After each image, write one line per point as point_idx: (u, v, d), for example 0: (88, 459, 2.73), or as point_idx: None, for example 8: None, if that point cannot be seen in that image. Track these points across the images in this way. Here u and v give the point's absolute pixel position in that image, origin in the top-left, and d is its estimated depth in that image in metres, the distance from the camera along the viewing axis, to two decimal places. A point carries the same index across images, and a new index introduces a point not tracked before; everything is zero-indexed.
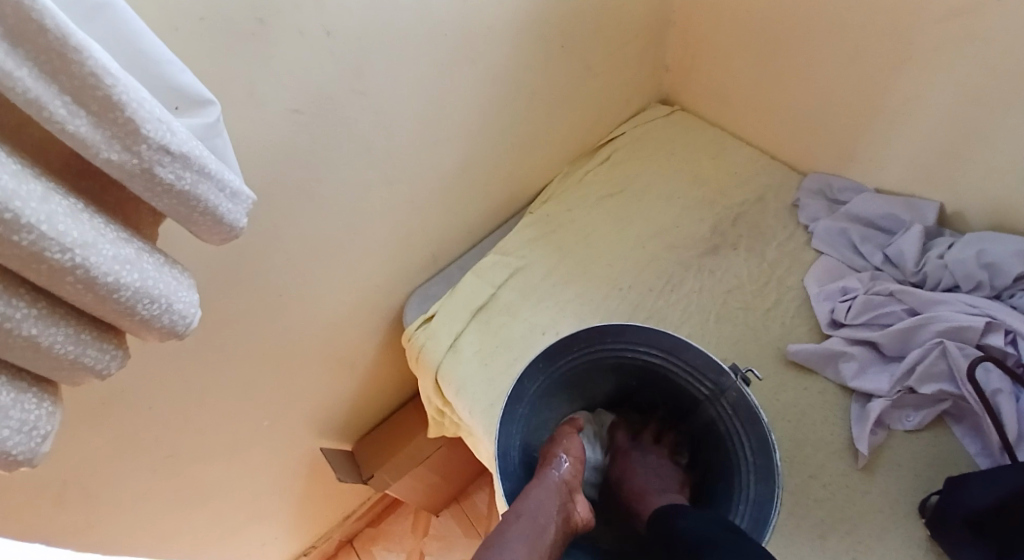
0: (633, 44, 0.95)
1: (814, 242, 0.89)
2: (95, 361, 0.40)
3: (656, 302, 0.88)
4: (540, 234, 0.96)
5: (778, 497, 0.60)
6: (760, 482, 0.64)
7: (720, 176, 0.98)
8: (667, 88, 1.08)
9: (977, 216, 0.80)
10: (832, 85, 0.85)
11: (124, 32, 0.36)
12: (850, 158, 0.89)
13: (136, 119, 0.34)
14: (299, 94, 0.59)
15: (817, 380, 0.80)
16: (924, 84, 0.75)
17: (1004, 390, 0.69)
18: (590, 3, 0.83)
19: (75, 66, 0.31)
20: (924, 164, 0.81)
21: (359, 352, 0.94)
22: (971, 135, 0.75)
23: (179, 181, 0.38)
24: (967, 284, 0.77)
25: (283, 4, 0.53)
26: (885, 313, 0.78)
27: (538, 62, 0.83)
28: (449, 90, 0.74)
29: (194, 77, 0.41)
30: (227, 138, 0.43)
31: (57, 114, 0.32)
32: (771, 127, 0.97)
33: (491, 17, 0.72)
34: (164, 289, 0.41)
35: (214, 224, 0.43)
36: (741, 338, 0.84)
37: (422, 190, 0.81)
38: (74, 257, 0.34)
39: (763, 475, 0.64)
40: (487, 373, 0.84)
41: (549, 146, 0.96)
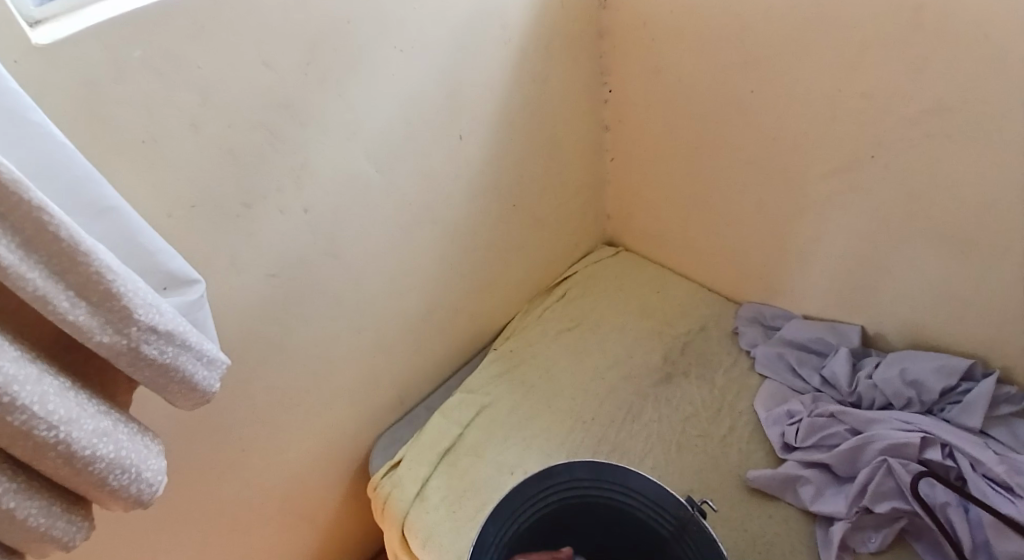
0: (576, 198, 1.08)
1: (757, 366, 0.95)
2: (62, 533, 0.40)
3: (619, 433, 0.91)
4: (503, 371, 1.00)
5: None
6: None
7: (665, 309, 1.07)
8: (610, 232, 1.20)
9: (895, 336, 0.89)
10: (749, 228, 0.97)
11: (126, 231, 0.42)
12: (776, 289, 1.00)
13: (131, 305, 0.38)
14: (277, 260, 0.65)
15: (780, 505, 0.81)
16: (825, 227, 0.88)
17: (951, 502, 0.72)
18: (536, 168, 0.95)
19: (83, 266, 0.35)
20: (840, 293, 0.92)
21: (323, 505, 0.91)
22: (873, 268, 0.86)
23: (162, 355, 0.41)
24: (899, 402, 0.83)
25: (267, 190, 0.60)
26: (830, 435, 0.83)
27: (493, 219, 0.93)
28: (414, 248, 0.81)
29: (182, 261, 0.46)
30: (209, 311, 0.48)
31: (60, 307, 0.35)
32: (705, 264, 1.08)
33: (450, 186, 0.82)
34: (134, 458, 0.42)
35: (189, 391, 0.45)
36: (703, 465, 0.86)
37: (387, 336, 0.86)
38: (58, 433, 0.36)
39: None
40: (455, 520, 0.83)
41: (506, 288, 1.04)
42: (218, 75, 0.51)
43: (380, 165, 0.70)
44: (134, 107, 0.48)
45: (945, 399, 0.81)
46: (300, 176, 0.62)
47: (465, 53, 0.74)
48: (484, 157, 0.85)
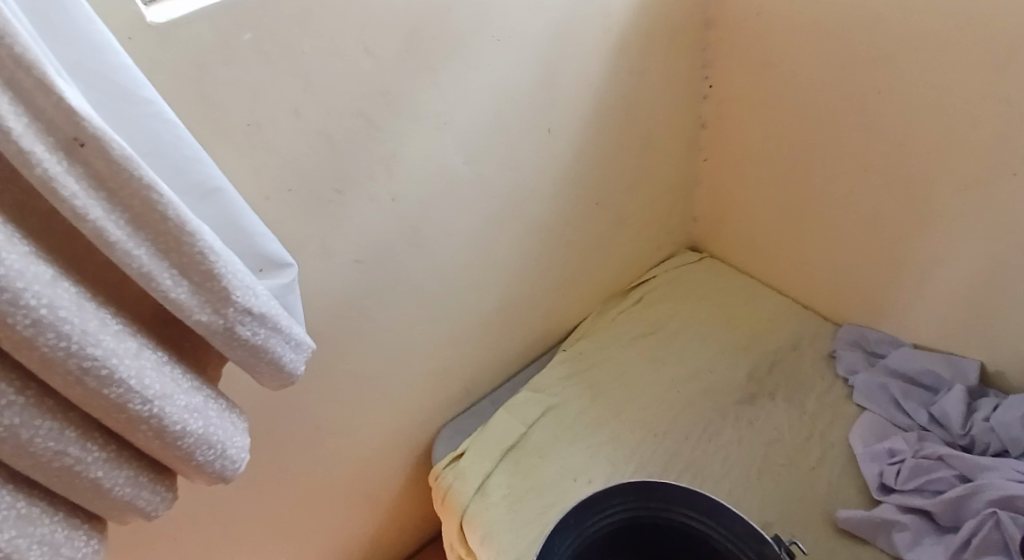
0: (662, 199, 1.03)
1: (854, 396, 0.87)
2: (146, 502, 0.41)
3: (693, 451, 0.86)
4: (573, 373, 0.97)
5: None
6: None
7: (751, 323, 1.00)
8: (695, 236, 1.14)
9: (1023, 378, 0.79)
10: (856, 244, 0.88)
11: (229, 212, 0.42)
12: (882, 312, 0.91)
13: (229, 286, 0.39)
14: (362, 247, 0.65)
15: (871, 550, 0.74)
16: (948, 249, 0.78)
17: None
18: (624, 166, 0.91)
19: (187, 246, 0.36)
20: (959, 324, 0.82)
21: (386, 487, 0.93)
22: (1005, 299, 0.76)
23: (254, 336, 0.41)
24: (1017, 449, 0.74)
25: (359, 177, 0.60)
26: (935, 479, 0.74)
27: (576, 216, 0.90)
28: (494, 242, 0.80)
29: (278, 243, 0.46)
30: (299, 295, 0.48)
31: (163, 284, 0.36)
32: (799, 278, 1.00)
33: (536, 181, 0.80)
34: (221, 435, 0.43)
35: (275, 372, 0.45)
36: (785, 496, 0.80)
37: (461, 328, 0.85)
38: (152, 408, 0.37)
39: None
40: (515, 521, 0.81)
41: (582, 288, 1.01)
42: (323, 60, 0.51)
43: (469, 157, 0.69)
44: (242, 90, 0.48)
45: None
46: (392, 164, 0.62)
47: (564, 43, 0.71)
48: (572, 151, 0.82)
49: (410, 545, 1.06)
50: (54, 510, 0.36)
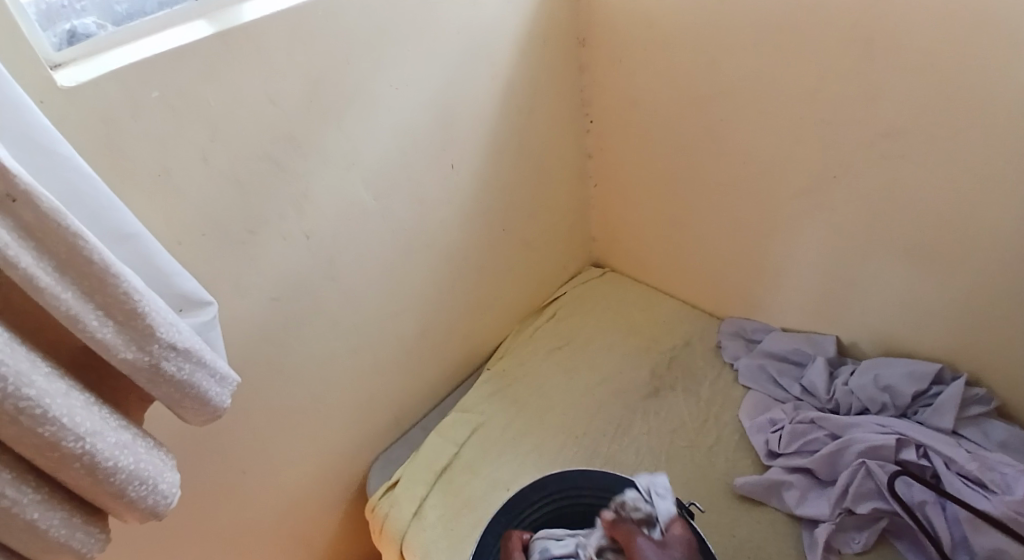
0: (562, 221, 1.12)
1: (740, 378, 0.99)
2: (80, 544, 0.42)
3: (611, 447, 0.94)
4: (496, 391, 1.02)
5: None
6: None
7: (651, 326, 1.11)
8: (596, 253, 1.24)
9: (869, 346, 0.94)
10: (727, 247, 1.02)
11: (147, 256, 0.45)
12: (755, 304, 1.04)
13: (153, 323, 0.41)
14: (280, 284, 0.68)
15: (767, 512, 0.84)
16: (796, 243, 0.93)
17: (929, 500, 0.76)
18: (524, 194, 1.00)
19: (112, 287, 0.38)
20: (815, 306, 0.96)
21: (320, 526, 0.92)
22: (845, 281, 0.90)
23: (179, 371, 0.44)
24: (874, 406, 0.87)
25: (271, 218, 0.63)
26: (811, 440, 0.86)
27: (484, 242, 0.97)
28: (409, 271, 0.85)
29: (196, 283, 0.49)
30: (219, 331, 0.51)
31: (90, 325, 0.38)
32: (687, 282, 1.12)
33: (444, 212, 0.86)
34: (151, 471, 0.45)
35: (201, 406, 0.47)
36: (693, 475, 0.89)
37: (384, 357, 0.88)
38: (84, 444, 0.38)
39: None
40: (451, 538, 0.84)
41: (498, 310, 1.07)
42: (229, 111, 0.55)
43: (377, 193, 0.74)
44: (150, 142, 0.51)
45: (917, 402, 0.86)
46: (303, 204, 0.66)
47: (456, 85, 0.79)
48: (475, 183, 0.89)
49: None
50: None
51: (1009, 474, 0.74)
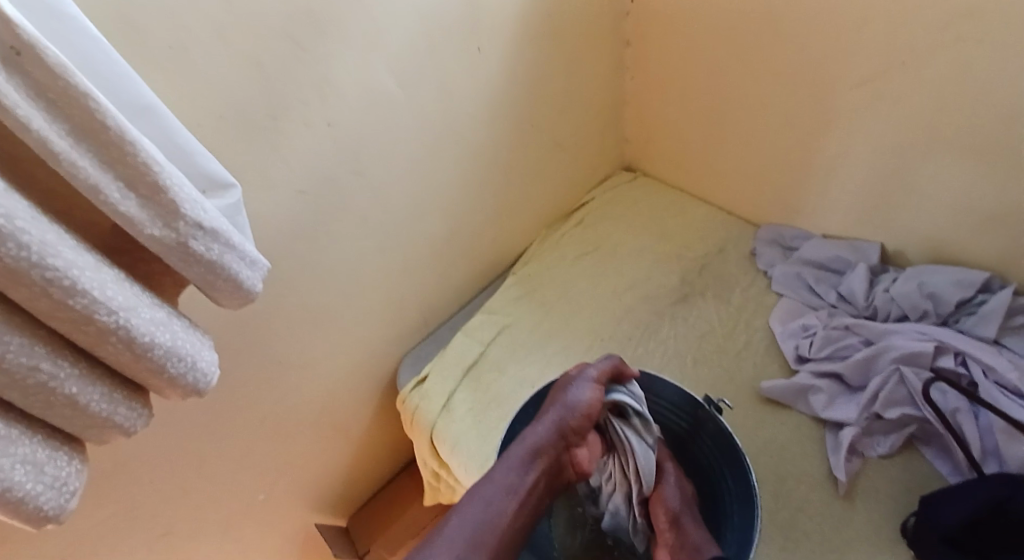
0: (595, 120, 1.06)
1: (774, 285, 0.97)
2: (124, 419, 0.45)
3: (637, 349, 0.94)
4: (523, 294, 1.02)
5: (756, 512, 0.66)
6: (742, 504, 0.70)
7: (683, 231, 1.07)
8: (630, 156, 1.19)
9: (915, 253, 0.90)
10: (771, 147, 0.95)
11: (165, 132, 0.43)
12: (797, 209, 0.99)
13: (177, 200, 0.40)
14: (304, 176, 0.66)
15: (791, 413, 0.85)
16: (848, 142, 0.86)
17: (962, 407, 0.75)
18: (555, 87, 0.94)
19: (131, 157, 0.37)
20: (862, 210, 0.91)
21: (355, 417, 0.97)
22: (898, 182, 0.85)
23: (208, 252, 0.43)
24: (914, 314, 0.84)
25: (291, 102, 0.61)
26: (844, 346, 0.85)
27: (513, 140, 0.92)
28: (436, 168, 0.82)
29: (218, 164, 0.47)
30: (246, 216, 0.50)
31: (112, 197, 0.37)
32: (724, 185, 1.07)
33: (471, 104, 0.81)
34: (189, 349, 0.45)
35: (235, 290, 0.47)
36: (718, 378, 0.89)
37: (412, 257, 0.88)
38: (118, 319, 0.39)
39: (741, 497, 0.70)
40: (480, 430, 0.87)
41: (526, 212, 1.05)
42: None
43: (402, 81, 0.70)
44: (161, 12, 0.48)
45: (961, 311, 0.83)
46: (324, 89, 0.62)
47: None
48: (504, 73, 0.84)
49: (385, 472, 1.12)
50: (32, 432, 0.39)
51: None
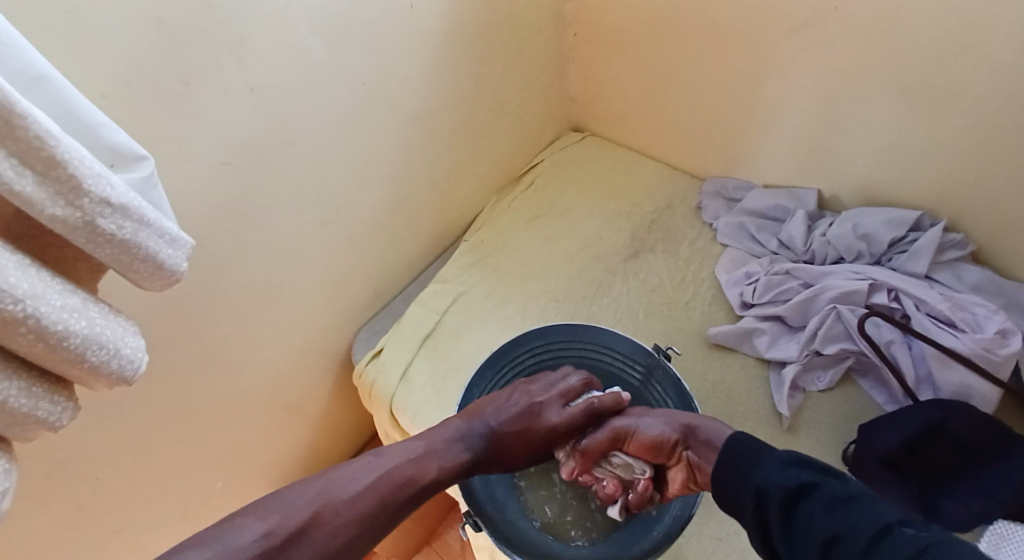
0: (539, 79, 1.05)
1: (719, 237, 0.99)
2: (47, 413, 0.43)
3: (591, 307, 0.95)
4: (476, 260, 1.01)
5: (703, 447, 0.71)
6: None
7: (631, 189, 1.08)
8: (576, 116, 1.18)
9: (848, 197, 0.93)
10: (712, 98, 0.96)
11: (60, 102, 0.40)
12: (738, 160, 1.01)
13: (78, 175, 0.38)
14: (229, 146, 0.63)
15: (738, 358, 0.88)
16: (784, 89, 0.88)
17: (896, 339, 0.79)
18: (495, 45, 0.92)
19: (22, 131, 0.34)
20: (799, 157, 0.94)
21: (312, 395, 0.96)
22: (832, 127, 0.87)
23: (119, 231, 0.41)
24: (849, 255, 0.88)
25: (206, 65, 0.57)
26: (785, 290, 0.88)
27: (455, 102, 0.90)
28: (373, 134, 0.80)
29: (126, 135, 0.44)
30: (162, 190, 0.47)
31: (6, 176, 0.34)
32: (669, 141, 1.08)
33: (406, 65, 0.79)
34: (111, 336, 0.44)
35: (155, 270, 0.46)
36: (669, 329, 0.92)
37: (357, 228, 0.86)
38: (25, 307, 0.37)
39: None
40: (438, 397, 0.88)
41: (475, 178, 1.03)
42: None
43: (327, 39, 0.67)
44: None
45: (893, 249, 0.86)
46: (240, 51, 0.59)
47: None
48: (439, 30, 0.81)
49: (348, 448, 1.12)
50: None
51: (980, 314, 0.77)
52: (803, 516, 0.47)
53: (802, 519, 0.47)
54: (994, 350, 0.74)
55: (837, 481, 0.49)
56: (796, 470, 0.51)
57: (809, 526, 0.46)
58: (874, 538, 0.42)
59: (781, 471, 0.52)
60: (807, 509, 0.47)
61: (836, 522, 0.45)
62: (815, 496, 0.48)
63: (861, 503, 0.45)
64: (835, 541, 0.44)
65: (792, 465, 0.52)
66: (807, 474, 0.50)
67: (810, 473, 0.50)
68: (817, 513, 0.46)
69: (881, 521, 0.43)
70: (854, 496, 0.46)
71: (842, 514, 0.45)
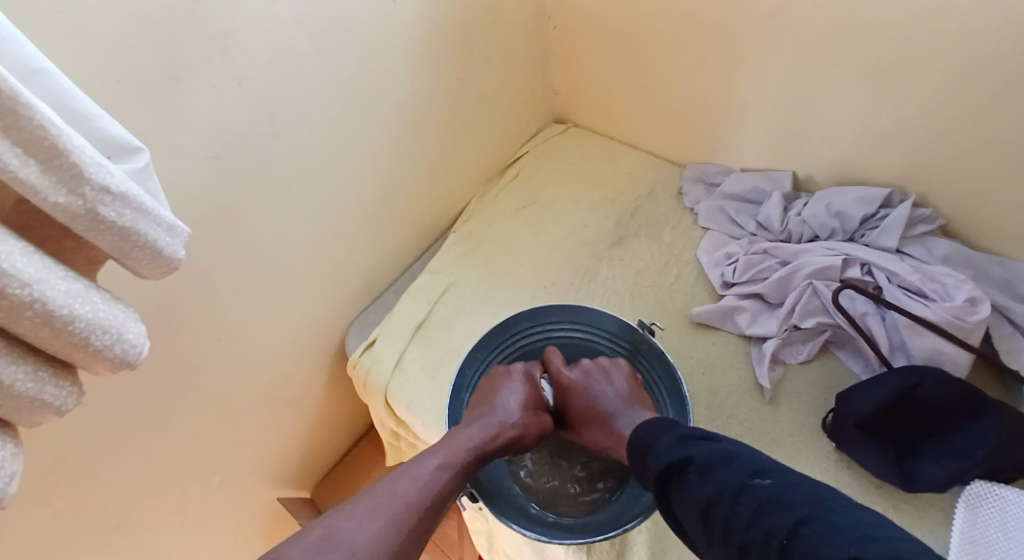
0: (522, 72, 1.07)
1: (700, 221, 1.02)
2: (54, 397, 0.44)
3: (578, 292, 0.98)
4: (465, 250, 1.03)
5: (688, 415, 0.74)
6: (675, 411, 0.78)
7: (614, 177, 1.11)
8: (560, 109, 1.21)
9: (822, 178, 0.97)
10: (688, 86, 0.99)
11: (57, 95, 0.41)
12: (716, 146, 1.04)
13: (80, 164, 0.40)
14: (217, 141, 0.65)
15: (721, 336, 0.91)
16: (756, 76, 0.91)
17: (869, 311, 0.83)
18: (477, 40, 0.94)
19: (24, 120, 0.36)
20: (774, 141, 0.97)
21: (306, 387, 0.97)
22: (804, 111, 0.90)
23: (120, 218, 0.43)
24: (824, 233, 0.92)
25: (193, 62, 0.59)
26: (763, 269, 0.91)
27: (440, 96, 0.92)
28: (360, 127, 0.82)
29: (121, 127, 0.46)
30: (158, 180, 0.49)
31: (10, 164, 0.36)
32: (649, 130, 1.11)
33: (390, 60, 0.81)
34: (113, 321, 0.45)
35: (154, 258, 0.48)
36: (653, 311, 0.95)
37: (347, 221, 0.87)
38: (31, 291, 0.38)
39: (675, 405, 0.78)
40: (432, 384, 0.90)
41: (462, 170, 1.06)
42: None
43: (313, 36, 0.69)
44: None
45: (866, 226, 0.90)
46: (226, 46, 0.61)
47: None
48: (422, 25, 0.83)
49: (344, 440, 1.14)
50: None
51: (950, 284, 0.81)
52: (686, 487, 0.51)
53: (686, 492, 0.51)
54: (965, 317, 0.77)
55: (713, 444, 0.53)
56: (681, 444, 0.55)
57: (692, 500, 0.50)
58: (737, 498, 0.46)
59: (668, 449, 0.56)
60: (688, 481, 0.51)
61: (712, 481, 0.49)
62: (691, 465, 0.52)
63: (731, 459, 0.50)
64: (716, 503, 0.47)
65: (676, 442, 0.56)
66: (689, 446, 0.54)
67: (690, 444, 0.54)
68: (693, 482, 0.50)
69: (746, 472, 0.48)
70: (721, 456, 0.50)
71: (712, 479, 0.49)
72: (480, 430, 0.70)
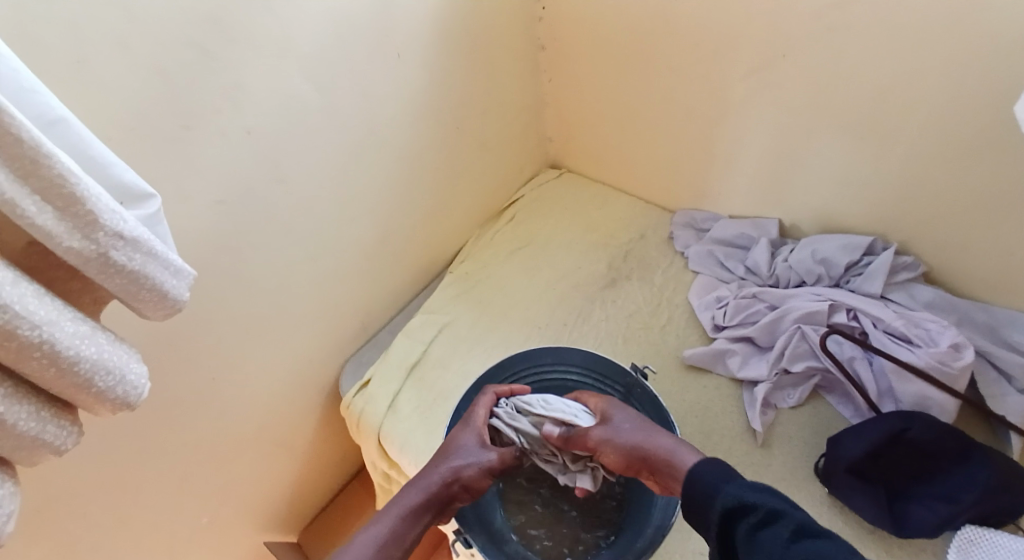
0: (517, 121, 1.11)
1: (690, 265, 1.04)
2: (54, 437, 0.44)
3: (572, 333, 0.99)
4: (460, 291, 1.05)
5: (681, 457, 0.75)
6: None
7: (606, 221, 1.14)
8: (554, 155, 1.25)
9: (807, 225, 1.00)
10: (677, 137, 1.03)
11: (76, 145, 0.43)
12: (705, 193, 1.08)
13: (95, 211, 0.41)
14: (223, 185, 0.67)
15: (713, 378, 0.92)
16: (741, 129, 0.95)
17: (857, 356, 0.84)
18: (475, 91, 0.98)
19: (44, 169, 0.38)
20: (760, 190, 1.01)
21: (299, 427, 0.97)
22: (788, 162, 0.94)
23: (129, 262, 0.44)
24: (810, 278, 0.94)
25: (205, 112, 0.61)
26: (752, 312, 0.94)
27: (438, 143, 0.95)
28: (361, 172, 0.84)
29: (135, 175, 0.48)
30: (167, 225, 0.51)
31: (28, 211, 0.38)
32: (640, 177, 1.14)
33: (391, 109, 0.84)
34: (117, 362, 0.46)
35: (160, 300, 0.49)
36: (646, 353, 0.96)
37: (346, 262, 0.89)
38: (40, 333, 0.39)
39: None
40: (426, 425, 0.90)
41: (458, 213, 1.08)
42: None
43: (319, 86, 0.72)
44: (63, 25, 0.48)
45: (850, 272, 0.93)
46: (237, 97, 0.64)
47: None
48: (423, 77, 0.87)
49: (334, 482, 1.13)
50: None
51: (933, 329, 0.83)
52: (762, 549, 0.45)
53: (758, 542, 0.46)
54: (950, 362, 0.79)
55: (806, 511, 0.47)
56: (763, 494, 0.49)
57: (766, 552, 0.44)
58: None
59: (748, 493, 0.50)
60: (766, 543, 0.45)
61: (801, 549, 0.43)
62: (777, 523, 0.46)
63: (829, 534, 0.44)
64: None
65: (760, 488, 0.50)
66: (776, 499, 0.48)
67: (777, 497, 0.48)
68: (775, 545, 0.44)
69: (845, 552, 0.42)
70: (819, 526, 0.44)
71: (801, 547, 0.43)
72: (432, 479, 0.71)
